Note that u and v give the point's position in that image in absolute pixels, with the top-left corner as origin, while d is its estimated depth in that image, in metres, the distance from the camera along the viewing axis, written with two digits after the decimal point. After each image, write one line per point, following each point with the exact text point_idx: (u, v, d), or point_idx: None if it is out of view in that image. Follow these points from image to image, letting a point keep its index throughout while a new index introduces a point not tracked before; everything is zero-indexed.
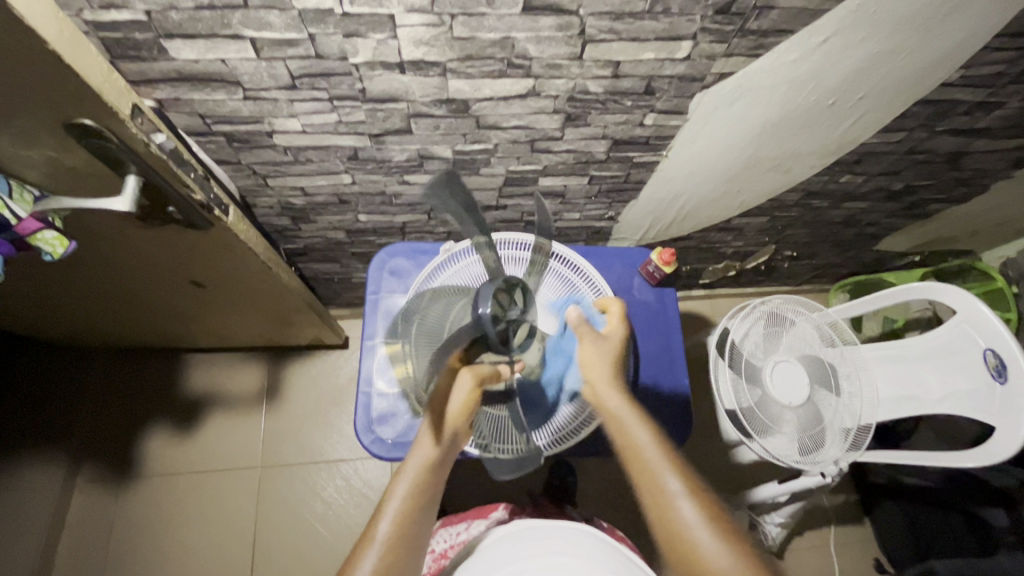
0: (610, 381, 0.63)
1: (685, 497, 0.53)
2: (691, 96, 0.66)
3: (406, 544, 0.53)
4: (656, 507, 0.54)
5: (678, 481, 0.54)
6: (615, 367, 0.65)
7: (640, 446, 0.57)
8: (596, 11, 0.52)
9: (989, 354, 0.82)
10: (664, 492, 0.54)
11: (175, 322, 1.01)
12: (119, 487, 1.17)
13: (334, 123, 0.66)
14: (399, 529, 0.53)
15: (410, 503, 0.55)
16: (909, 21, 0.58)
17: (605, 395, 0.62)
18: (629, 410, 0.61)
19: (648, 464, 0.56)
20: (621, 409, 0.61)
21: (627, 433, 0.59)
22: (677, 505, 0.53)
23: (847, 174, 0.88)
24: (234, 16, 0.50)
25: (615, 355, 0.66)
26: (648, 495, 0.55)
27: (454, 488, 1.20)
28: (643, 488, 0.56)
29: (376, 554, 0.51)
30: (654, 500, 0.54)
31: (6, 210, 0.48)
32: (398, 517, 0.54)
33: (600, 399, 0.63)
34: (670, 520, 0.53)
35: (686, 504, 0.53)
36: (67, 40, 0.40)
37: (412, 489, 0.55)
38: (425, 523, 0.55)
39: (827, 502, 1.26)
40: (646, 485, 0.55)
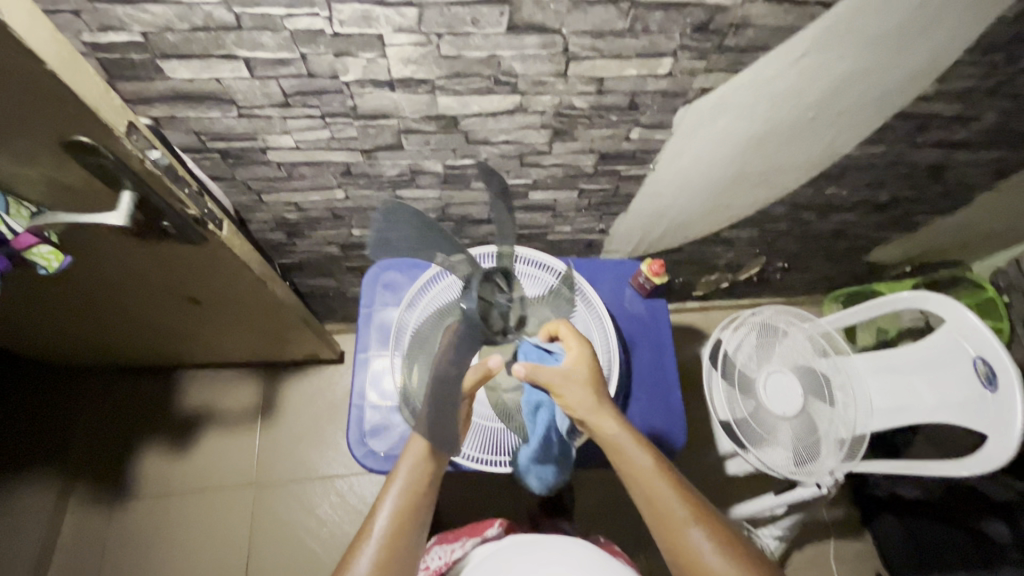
0: (602, 411, 0.62)
1: (697, 525, 0.56)
2: (675, 110, 0.68)
3: (402, 540, 0.57)
4: (668, 534, 0.56)
5: (686, 508, 0.57)
6: (601, 395, 0.63)
7: (648, 475, 0.59)
8: (577, 30, 0.54)
9: (979, 362, 0.83)
10: (677, 520, 0.56)
11: (170, 338, 1.01)
12: (112, 505, 1.16)
13: (327, 139, 0.67)
14: (394, 524, 0.57)
15: (404, 500, 0.59)
16: (882, 38, 0.60)
17: (604, 424, 0.61)
18: (630, 438, 0.60)
19: (658, 494, 0.58)
20: (622, 438, 0.60)
21: (632, 463, 0.60)
22: (690, 533, 0.56)
23: (832, 186, 0.90)
24: (228, 37, 0.52)
25: (594, 385, 0.63)
26: (657, 522, 0.57)
27: (450, 504, 1.19)
28: (652, 516, 0.58)
29: (373, 549, 0.56)
30: (667, 528, 0.57)
31: (4, 224, 0.50)
32: (394, 512, 0.58)
33: (595, 429, 0.61)
34: (683, 548, 0.55)
35: (699, 532, 0.56)
36: (65, 61, 0.42)
37: (406, 487, 0.60)
38: (419, 521, 0.60)
39: (826, 516, 1.25)
40: (658, 512, 0.57)
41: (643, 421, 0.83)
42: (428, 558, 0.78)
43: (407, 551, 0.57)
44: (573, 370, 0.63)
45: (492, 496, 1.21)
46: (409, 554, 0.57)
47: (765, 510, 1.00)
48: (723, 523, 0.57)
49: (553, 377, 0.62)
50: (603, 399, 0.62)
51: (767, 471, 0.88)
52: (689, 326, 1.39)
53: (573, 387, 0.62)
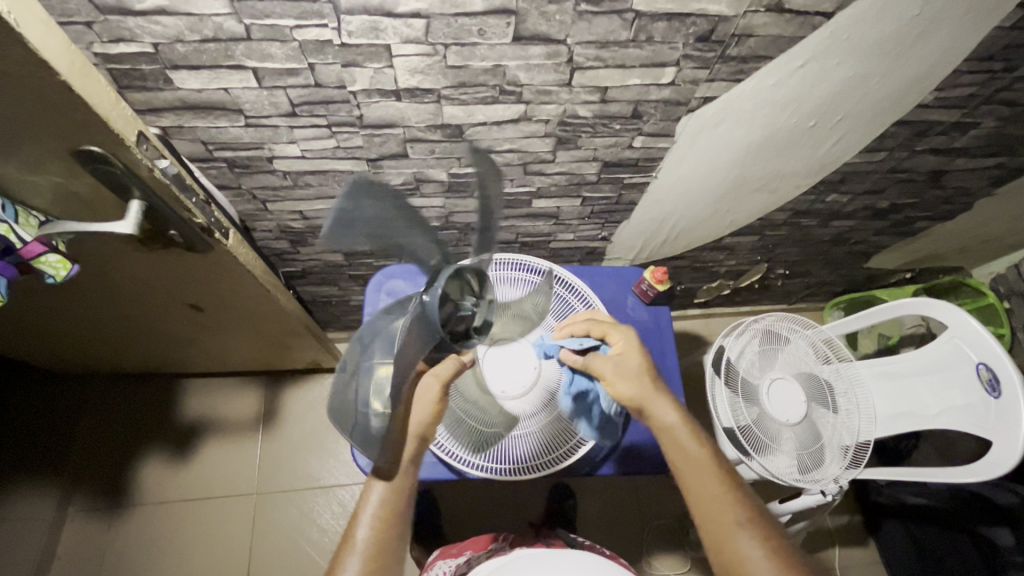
0: (657, 401, 0.64)
1: (748, 527, 0.55)
2: (677, 119, 0.68)
3: (386, 549, 0.56)
4: (716, 532, 0.56)
5: (740, 508, 0.56)
6: (658, 385, 0.65)
7: (704, 468, 0.59)
8: (582, 40, 0.55)
9: (982, 368, 0.83)
10: (728, 519, 0.56)
11: (173, 347, 1.01)
12: (112, 516, 1.15)
13: (332, 148, 0.68)
14: (377, 535, 0.56)
15: (386, 508, 0.58)
16: (881, 46, 0.61)
17: (663, 414, 0.63)
18: (687, 431, 0.62)
19: (710, 488, 0.58)
20: (679, 429, 0.62)
21: (687, 453, 0.60)
22: (739, 534, 0.55)
23: (833, 193, 0.90)
24: (237, 48, 0.52)
25: (648, 375, 0.66)
26: (705, 519, 0.57)
27: (452, 513, 1.18)
28: (702, 511, 0.57)
29: (356, 563, 0.54)
30: (715, 524, 0.56)
31: (12, 234, 0.49)
32: (374, 522, 0.57)
33: (651, 416, 0.63)
34: (731, 549, 0.54)
35: (749, 535, 0.54)
36: (78, 71, 0.42)
37: (387, 495, 0.58)
38: (402, 528, 0.58)
39: (830, 524, 1.24)
40: (707, 508, 0.57)
41: None
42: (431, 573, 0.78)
43: (391, 560, 0.56)
44: (622, 360, 0.67)
45: (495, 505, 1.20)
46: (392, 562, 0.56)
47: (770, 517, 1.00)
48: (774, 528, 0.56)
49: (603, 368, 0.67)
50: (657, 390, 0.65)
51: (772, 479, 0.88)
52: (690, 333, 1.39)
53: (621, 376, 0.66)
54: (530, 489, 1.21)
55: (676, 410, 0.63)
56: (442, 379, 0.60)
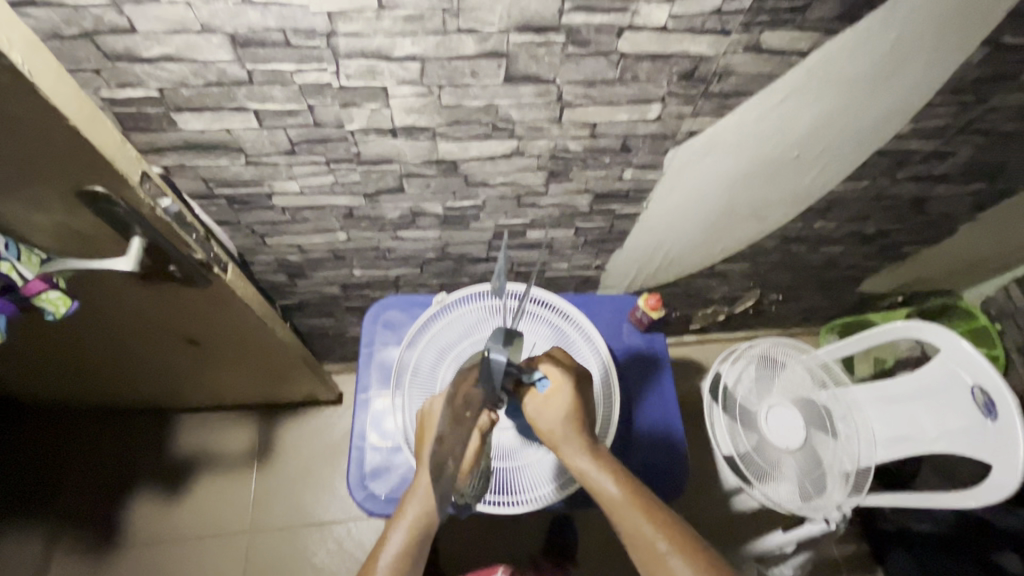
0: (573, 439, 0.60)
1: (675, 556, 0.55)
2: (665, 152, 0.71)
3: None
4: (650, 566, 0.56)
5: (663, 538, 0.56)
6: (574, 424, 0.61)
7: (621, 509, 0.58)
8: (571, 80, 0.57)
9: (978, 391, 0.84)
10: (654, 554, 0.56)
11: (169, 381, 1.01)
12: (101, 558, 1.12)
13: (330, 184, 0.70)
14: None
15: (401, 557, 0.57)
16: (856, 82, 0.63)
17: (574, 458, 0.60)
18: (600, 469, 0.59)
19: (632, 527, 0.57)
20: (595, 471, 0.59)
21: (603, 496, 0.58)
22: (668, 566, 0.55)
23: (820, 220, 0.93)
24: (239, 91, 0.54)
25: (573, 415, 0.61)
26: (640, 558, 0.57)
27: (451, 548, 1.16)
28: (632, 548, 0.57)
29: None
30: (649, 562, 0.56)
31: (13, 272, 0.50)
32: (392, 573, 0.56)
33: (566, 459, 0.60)
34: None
35: (678, 564, 0.55)
36: (86, 116, 0.43)
37: (404, 545, 0.57)
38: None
39: (836, 553, 1.22)
40: (636, 545, 0.57)
41: (644, 455, 0.83)
42: None
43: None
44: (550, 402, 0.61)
45: (494, 538, 1.18)
46: None
47: (774, 546, 0.98)
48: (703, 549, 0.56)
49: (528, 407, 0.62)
50: (573, 430, 0.60)
51: (774, 507, 0.87)
52: (687, 359, 1.39)
53: (546, 415, 0.61)
54: (530, 522, 1.19)
55: (586, 450, 0.60)
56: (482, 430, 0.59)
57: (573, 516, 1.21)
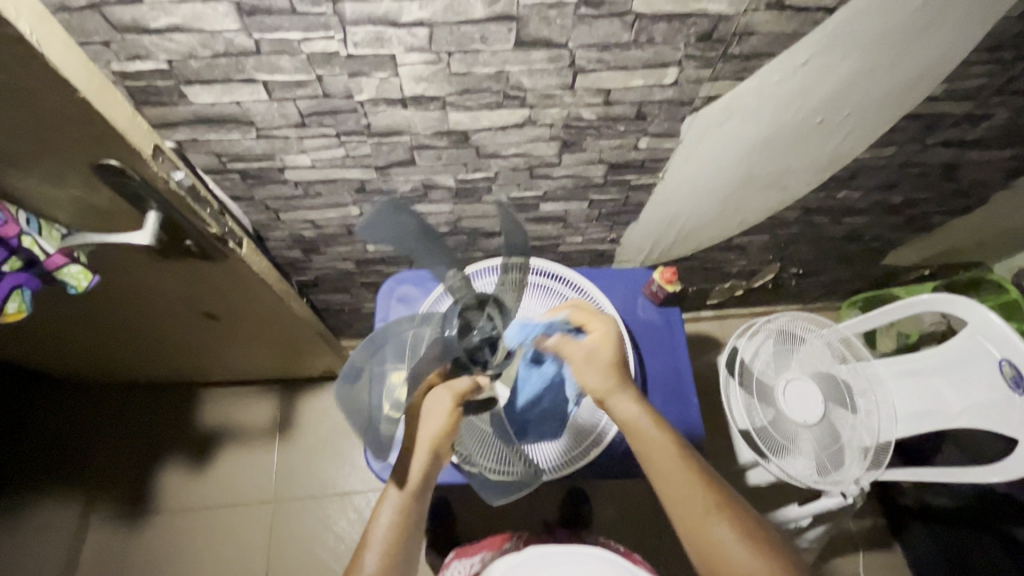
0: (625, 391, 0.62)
1: (717, 514, 0.55)
2: (682, 119, 0.68)
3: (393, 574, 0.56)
4: (688, 521, 0.55)
5: (710, 498, 0.56)
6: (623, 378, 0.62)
7: (666, 460, 0.58)
8: (584, 44, 0.55)
9: (1005, 364, 0.81)
10: (695, 508, 0.55)
11: (191, 356, 1.04)
12: (133, 524, 1.17)
13: (342, 157, 0.69)
14: (384, 561, 0.56)
15: (393, 531, 0.58)
16: (885, 40, 0.60)
17: (627, 408, 0.61)
18: (651, 423, 0.60)
19: (678, 482, 0.57)
20: (645, 423, 0.60)
21: (649, 447, 0.59)
22: (711, 525, 0.54)
23: (844, 189, 0.89)
24: (247, 61, 0.54)
25: (616, 369, 0.63)
26: (680, 514, 0.56)
27: (468, 518, 1.18)
28: (673, 501, 0.56)
29: None
30: (690, 519, 0.55)
31: (35, 246, 0.51)
32: (384, 548, 0.57)
33: (613, 408, 0.61)
34: (702, 536, 0.54)
35: (719, 521, 0.54)
36: (96, 88, 0.43)
37: (394, 519, 0.58)
38: (411, 550, 0.59)
39: (853, 527, 1.21)
40: (677, 499, 0.56)
41: None
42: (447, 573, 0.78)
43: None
44: (595, 353, 0.63)
45: (509, 510, 1.20)
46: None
47: (788, 520, 0.98)
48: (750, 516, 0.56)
49: (576, 357, 0.63)
50: (621, 383, 0.62)
51: (791, 481, 0.86)
52: (704, 335, 1.38)
53: (593, 364, 0.63)
54: (544, 495, 1.20)
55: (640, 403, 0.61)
56: (456, 392, 0.58)
57: (588, 489, 1.22)
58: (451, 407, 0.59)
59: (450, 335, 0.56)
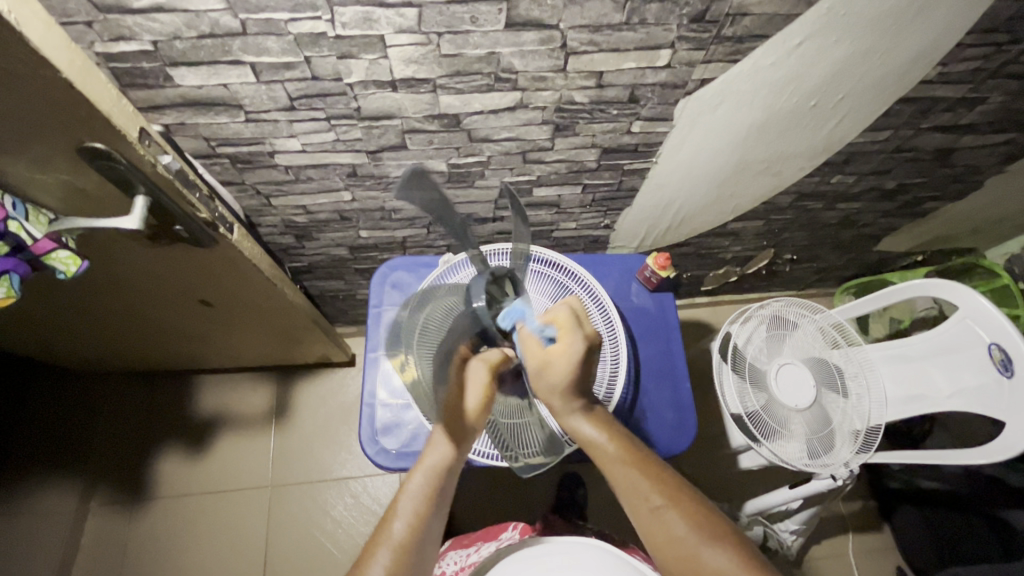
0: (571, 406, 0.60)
1: (669, 509, 0.55)
2: (675, 103, 0.68)
3: (417, 546, 0.55)
4: (644, 524, 0.56)
5: (658, 493, 0.56)
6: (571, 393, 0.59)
7: (617, 465, 0.59)
8: (575, 25, 0.55)
9: (995, 348, 0.82)
10: (646, 509, 0.56)
11: (185, 343, 1.04)
12: (131, 510, 1.18)
13: (332, 141, 0.69)
14: (412, 528, 0.56)
15: (423, 500, 0.58)
16: (880, 23, 0.60)
17: (577, 425, 0.60)
18: (594, 430, 0.60)
19: (628, 483, 0.57)
20: (589, 435, 0.60)
21: (601, 456, 0.60)
22: (663, 520, 0.55)
23: (838, 174, 0.89)
24: (234, 43, 0.53)
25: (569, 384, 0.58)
26: (636, 513, 0.57)
27: (464, 502, 1.19)
28: (628, 504, 0.57)
29: (387, 555, 0.54)
30: (645, 517, 0.56)
31: (23, 231, 0.51)
32: (411, 518, 0.56)
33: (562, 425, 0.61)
34: (659, 532, 0.55)
35: (672, 518, 0.54)
36: (78, 69, 0.43)
37: (425, 488, 0.58)
38: (436, 521, 0.58)
39: (844, 509, 1.23)
40: (631, 502, 0.57)
41: (652, 414, 0.84)
42: (444, 562, 0.79)
43: (421, 558, 0.56)
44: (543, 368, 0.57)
45: (505, 494, 1.21)
46: (426, 555, 0.56)
47: (780, 504, 0.99)
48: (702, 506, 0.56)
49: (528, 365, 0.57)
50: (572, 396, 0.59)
51: (782, 464, 0.87)
52: (698, 321, 1.38)
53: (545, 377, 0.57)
54: (539, 480, 1.21)
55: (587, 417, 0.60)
56: (489, 365, 0.58)
57: (583, 473, 1.23)
58: (485, 379, 0.58)
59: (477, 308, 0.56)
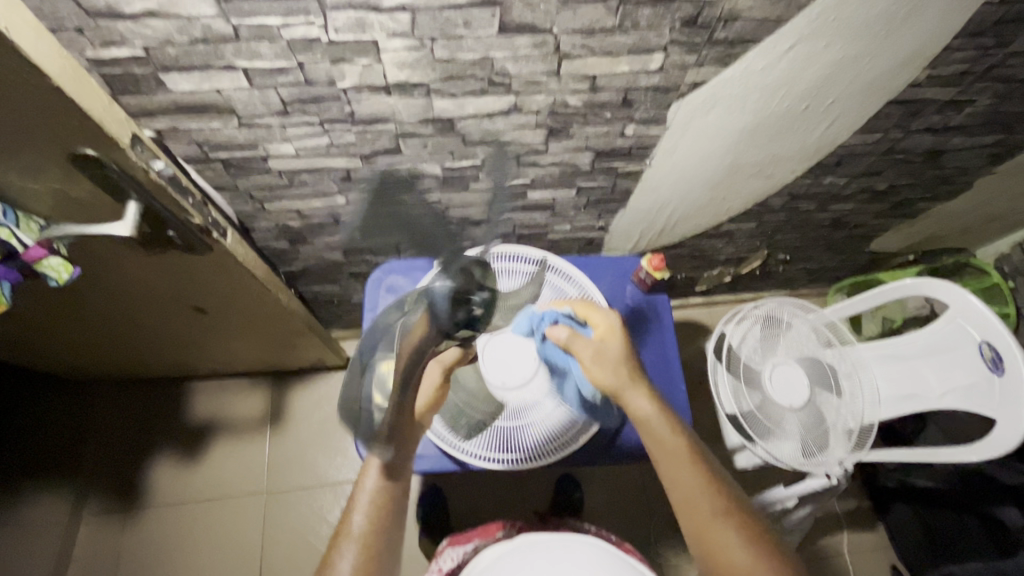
0: (638, 387, 0.61)
1: (726, 519, 0.55)
2: (668, 106, 0.68)
3: (379, 539, 0.56)
4: (694, 523, 0.56)
5: (718, 501, 0.56)
6: (635, 376, 0.62)
7: (682, 459, 0.58)
8: (567, 29, 0.55)
9: (985, 347, 0.83)
10: (705, 509, 0.56)
11: (178, 348, 1.03)
12: (124, 517, 1.17)
13: (326, 146, 0.69)
14: (374, 521, 0.56)
15: (380, 493, 0.57)
16: (869, 27, 0.60)
17: (640, 405, 0.60)
18: (663, 419, 0.60)
19: (688, 479, 0.57)
20: (657, 420, 0.60)
21: (662, 444, 0.59)
22: (718, 526, 0.55)
23: (830, 176, 0.90)
24: (226, 49, 0.53)
25: (627, 365, 0.62)
26: (686, 513, 0.57)
27: (461, 505, 1.19)
28: (680, 500, 0.57)
29: (353, 551, 0.54)
30: (696, 519, 0.56)
31: (13, 239, 0.50)
32: (371, 510, 0.56)
33: (626, 404, 0.61)
34: (710, 539, 0.55)
35: (727, 526, 0.55)
36: (69, 76, 0.42)
37: (380, 482, 0.58)
38: (397, 512, 0.58)
39: (838, 507, 1.24)
40: (684, 498, 0.57)
41: None
42: (441, 560, 0.79)
43: (386, 548, 0.56)
44: (605, 349, 0.63)
45: (502, 497, 1.21)
46: (389, 545, 0.57)
47: (775, 502, 0.99)
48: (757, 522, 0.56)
49: (585, 355, 0.62)
50: (632, 377, 0.61)
51: (777, 464, 0.88)
52: (693, 321, 1.39)
53: (597, 360, 0.62)
54: (536, 481, 1.22)
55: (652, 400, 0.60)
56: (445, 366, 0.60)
57: (579, 474, 1.24)
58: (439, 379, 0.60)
59: (438, 288, 0.52)
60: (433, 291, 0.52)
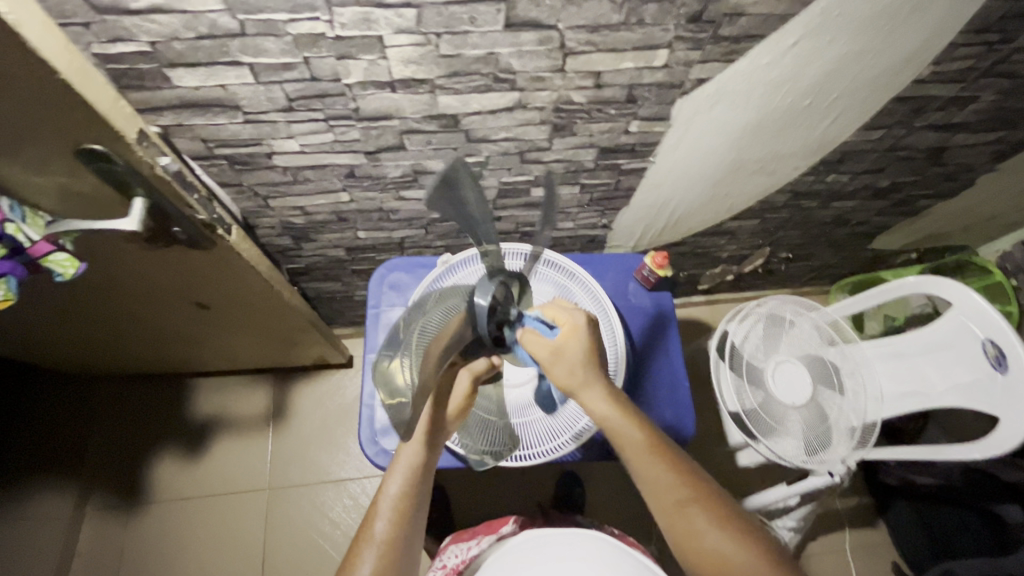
0: (596, 384, 0.59)
1: (694, 505, 0.56)
2: (672, 103, 0.68)
3: (400, 546, 0.56)
4: (667, 516, 0.56)
5: (684, 487, 0.57)
6: (595, 372, 0.60)
7: (643, 453, 0.58)
8: (572, 25, 0.55)
9: (988, 345, 0.83)
10: (671, 501, 0.56)
11: (181, 345, 1.03)
12: (127, 513, 1.17)
13: (330, 142, 0.69)
14: (394, 528, 0.56)
15: (403, 498, 0.58)
16: (873, 23, 0.60)
17: (596, 405, 0.59)
18: (620, 415, 0.59)
19: (652, 471, 0.57)
20: (616, 418, 0.59)
21: (624, 440, 0.58)
22: (688, 513, 0.55)
23: (833, 173, 0.90)
24: (232, 44, 0.53)
25: (590, 360, 0.59)
26: (657, 504, 0.57)
27: (463, 503, 1.19)
28: (649, 494, 0.58)
29: (372, 556, 0.54)
30: (668, 509, 0.56)
31: (20, 234, 0.50)
32: (393, 516, 0.57)
33: (585, 404, 0.59)
34: (682, 526, 0.55)
35: (697, 512, 0.55)
36: (76, 71, 0.42)
37: (402, 488, 0.58)
38: (418, 519, 0.58)
39: (840, 505, 1.24)
40: (652, 492, 0.57)
41: (649, 413, 0.84)
42: (444, 557, 0.79)
43: (406, 555, 0.56)
44: (567, 347, 0.58)
45: (504, 495, 1.21)
46: (409, 552, 0.57)
47: (777, 500, 0.99)
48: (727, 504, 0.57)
49: (542, 355, 0.56)
50: (590, 377, 0.59)
51: (779, 461, 0.88)
52: (695, 319, 1.39)
53: (561, 363, 0.58)
54: (538, 479, 1.21)
55: (606, 399, 0.59)
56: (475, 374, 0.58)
57: (581, 472, 1.24)
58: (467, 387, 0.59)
59: (480, 304, 0.51)
60: (474, 306, 0.51)
